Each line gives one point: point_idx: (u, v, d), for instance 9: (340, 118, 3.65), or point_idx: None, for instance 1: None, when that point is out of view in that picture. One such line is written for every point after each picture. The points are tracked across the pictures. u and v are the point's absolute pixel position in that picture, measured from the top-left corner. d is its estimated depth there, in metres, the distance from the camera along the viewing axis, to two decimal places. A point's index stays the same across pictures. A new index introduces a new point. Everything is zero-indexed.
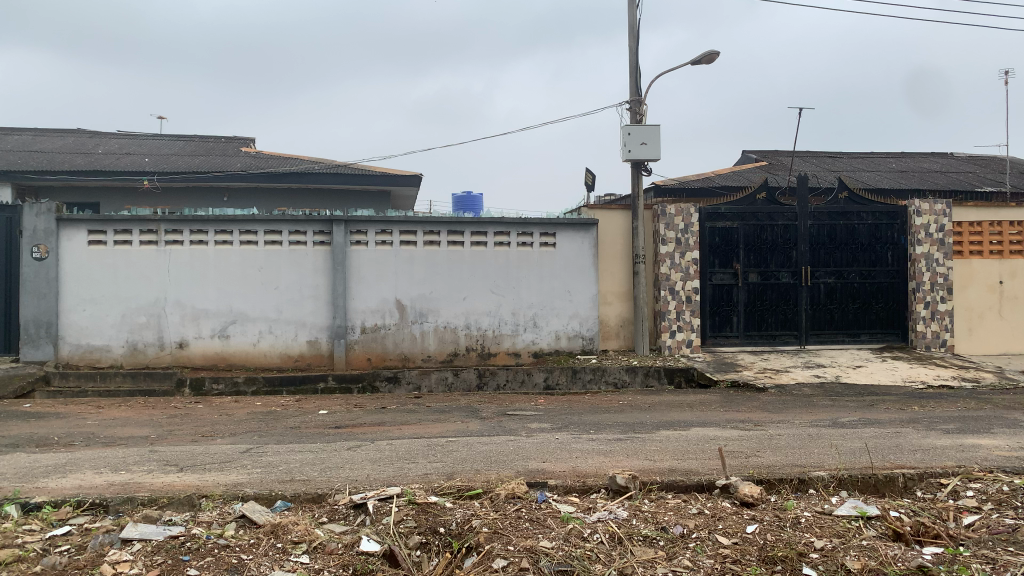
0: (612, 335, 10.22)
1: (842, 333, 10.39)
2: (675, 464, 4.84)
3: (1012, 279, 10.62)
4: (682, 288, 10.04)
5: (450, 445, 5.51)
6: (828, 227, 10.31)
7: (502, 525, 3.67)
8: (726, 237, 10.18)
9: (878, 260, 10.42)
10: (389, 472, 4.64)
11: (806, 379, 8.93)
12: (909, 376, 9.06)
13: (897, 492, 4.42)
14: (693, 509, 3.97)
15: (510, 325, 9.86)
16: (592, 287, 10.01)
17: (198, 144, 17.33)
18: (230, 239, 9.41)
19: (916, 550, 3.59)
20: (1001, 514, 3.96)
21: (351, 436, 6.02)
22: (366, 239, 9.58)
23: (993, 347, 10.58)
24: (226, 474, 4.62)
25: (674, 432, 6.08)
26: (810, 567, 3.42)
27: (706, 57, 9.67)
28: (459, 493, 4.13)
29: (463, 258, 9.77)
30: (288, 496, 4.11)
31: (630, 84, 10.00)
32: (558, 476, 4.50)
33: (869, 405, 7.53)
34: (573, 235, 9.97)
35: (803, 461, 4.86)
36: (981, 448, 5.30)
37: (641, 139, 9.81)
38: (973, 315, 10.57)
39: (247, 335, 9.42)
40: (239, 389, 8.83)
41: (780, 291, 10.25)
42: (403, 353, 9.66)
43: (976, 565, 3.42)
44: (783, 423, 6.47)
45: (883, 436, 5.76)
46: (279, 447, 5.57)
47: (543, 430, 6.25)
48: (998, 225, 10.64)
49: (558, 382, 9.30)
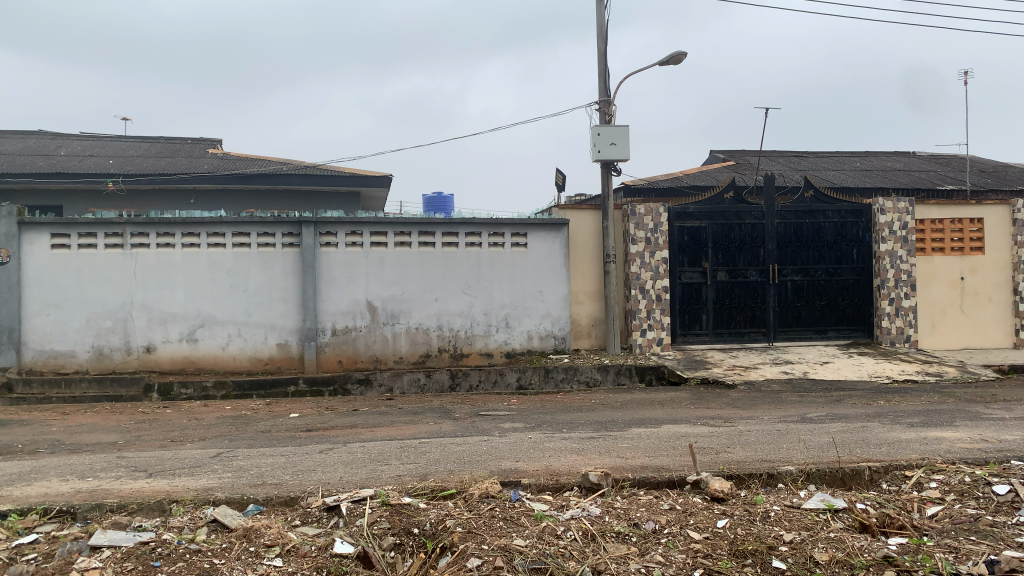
0: (585, 334, 10.28)
1: (810, 329, 10.55)
2: (647, 461, 4.88)
3: (973, 274, 10.87)
4: (652, 287, 10.12)
5: (424, 446, 5.52)
6: (795, 225, 10.48)
7: (476, 524, 3.68)
8: (695, 236, 10.31)
9: (843, 257, 10.60)
10: (363, 474, 4.63)
11: (775, 375, 9.05)
12: (874, 371, 9.22)
13: (863, 484, 4.51)
14: (665, 505, 4.01)
15: (482, 325, 9.87)
16: (563, 287, 10.07)
17: (163, 145, 17.05)
18: (198, 242, 9.30)
19: (882, 541, 3.67)
20: (963, 504, 4.06)
21: (323, 439, 5.99)
22: (335, 240, 9.52)
23: (954, 342, 10.83)
24: (197, 479, 4.57)
25: (646, 429, 6.13)
26: (779, 560, 3.47)
27: (674, 58, 9.77)
28: (433, 493, 4.14)
29: (434, 259, 9.76)
30: (260, 499, 4.08)
31: (599, 84, 10.07)
32: (532, 475, 4.53)
33: (838, 401, 7.64)
34: (545, 236, 10.03)
35: (773, 457, 4.93)
36: (945, 440, 5.43)
37: (610, 139, 9.87)
38: (936, 310, 10.80)
39: (216, 338, 9.31)
40: (209, 393, 8.72)
41: (748, 289, 10.40)
42: (375, 355, 9.62)
43: (939, 555, 3.49)
44: (751, 419, 6.57)
45: (850, 430, 5.87)
46: (251, 451, 5.53)
47: (516, 430, 6.29)
48: (959, 222, 10.86)
49: (532, 382, 9.30)
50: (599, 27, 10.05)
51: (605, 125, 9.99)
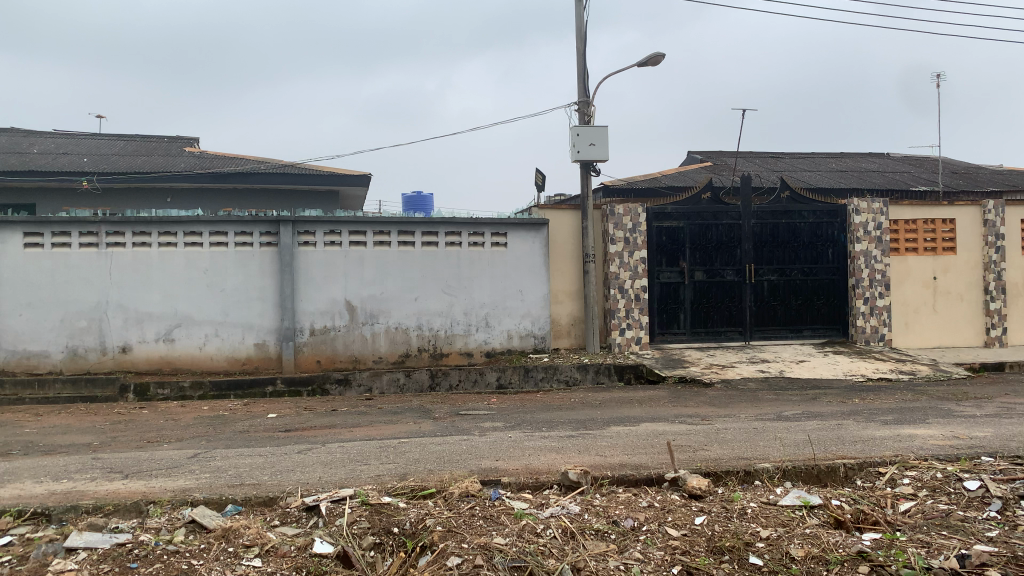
0: (564, 333, 10.32)
1: (786, 328, 10.66)
2: (626, 459, 4.92)
3: (945, 274, 11.05)
4: (631, 287, 10.17)
5: (403, 446, 5.52)
6: (771, 226, 10.59)
7: (456, 523, 3.69)
8: (673, 236, 10.38)
9: (819, 258, 10.72)
10: (342, 474, 4.62)
11: (752, 374, 9.14)
12: (850, 369, 9.34)
13: (838, 481, 4.57)
14: (643, 503, 4.04)
15: (461, 325, 9.87)
16: (543, 286, 10.10)
17: (139, 143, 16.87)
18: (175, 241, 9.22)
19: (857, 536, 3.72)
20: (935, 500, 4.13)
21: (302, 439, 5.97)
22: (314, 240, 9.48)
23: (927, 341, 11.00)
24: (174, 480, 4.54)
25: (625, 428, 6.17)
26: (756, 556, 3.51)
27: (652, 59, 9.84)
28: (413, 492, 4.14)
29: (413, 259, 9.75)
30: (239, 499, 4.06)
31: (578, 85, 10.11)
32: (512, 473, 4.54)
33: (813, 399, 7.73)
34: (525, 235, 10.05)
35: (749, 454, 4.99)
36: (918, 438, 5.52)
37: (589, 139, 9.91)
38: (910, 310, 10.96)
39: (193, 338, 9.24)
40: (186, 394, 8.65)
41: (725, 288, 10.50)
42: (353, 355, 9.58)
43: (912, 550, 3.55)
44: (729, 418, 6.63)
45: (825, 428, 5.95)
46: (229, 451, 5.50)
47: (496, 429, 6.30)
48: (932, 222, 11.03)
49: (511, 381, 9.31)
50: (578, 27, 10.09)
51: (584, 125, 10.03)
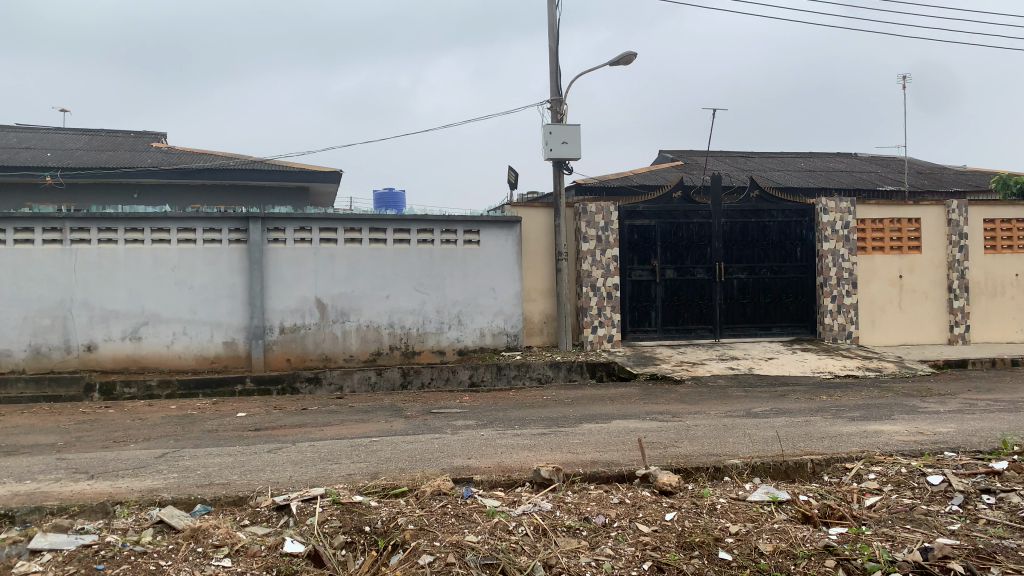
0: (537, 331, 10.35)
1: (755, 326, 10.79)
2: (598, 456, 4.95)
3: (911, 272, 11.25)
4: (603, 285, 10.23)
5: (375, 445, 5.50)
6: (741, 225, 10.70)
7: (428, 521, 3.69)
8: (645, 235, 10.45)
9: (788, 256, 10.86)
10: (313, 473, 4.59)
11: (721, 371, 9.24)
12: (817, 367, 9.48)
13: (806, 476, 4.64)
14: (614, 499, 4.07)
15: (434, 323, 9.85)
16: (515, 284, 10.11)
17: (105, 138, 16.58)
18: (141, 238, 9.09)
19: (823, 531, 3.78)
20: (900, 494, 4.21)
21: (272, 438, 5.92)
22: (284, 237, 9.40)
23: (893, 338, 11.19)
24: (141, 480, 4.48)
25: (596, 425, 6.20)
26: (725, 551, 3.55)
27: (624, 58, 9.89)
28: (385, 491, 4.13)
29: (385, 256, 9.70)
30: (208, 499, 4.02)
31: (550, 83, 10.13)
32: (484, 471, 4.55)
33: (782, 396, 7.84)
34: (497, 233, 10.05)
35: (719, 450, 5.04)
36: (883, 433, 5.62)
37: (562, 138, 9.93)
38: (876, 307, 11.14)
39: (160, 337, 9.11)
40: (153, 393, 8.53)
41: (695, 286, 10.60)
42: (324, 353, 9.52)
43: (877, 543, 3.61)
44: (699, 414, 6.70)
45: (794, 424, 6.03)
46: (198, 450, 5.44)
47: (468, 427, 6.30)
48: (898, 222, 11.22)
49: (484, 379, 9.30)
50: (550, 26, 10.10)
51: (557, 123, 10.05)
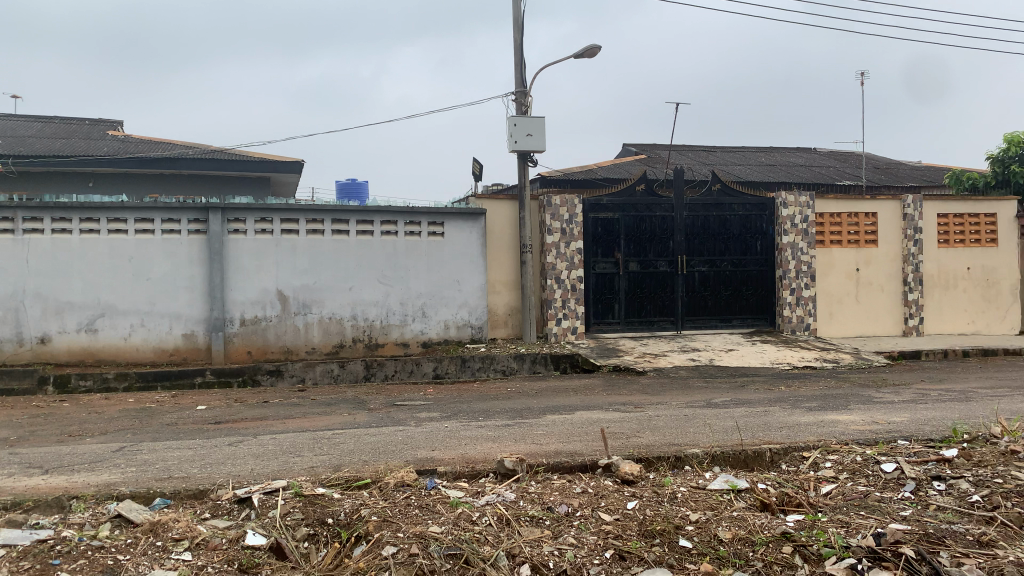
0: (501, 323, 10.37)
1: (716, 318, 10.94)
2: (561, 447, 4.99)
3: (867, 266, 11.49)
4: (567, 277, 10.29)
5: (338, 437, 5.47)
6: (703, 218, 10.83)
7: (391, 513, 3.69)
8: (608, 228, 10.52)
9: (748, 249, 11.02)
10: (275, 466, 4.55)
11: (683, 362, 9.36)
12: (776, 358, 9.65)
13: (764, 465, 4.74)
14: (577, 489, 4.11)
15: (397, 315, 9.81)
16: (479, 276, 10.11)
17: (58, 126, 16.17)
18: (97, 228, 8.87)
19: (781, 518, 3.86)
20: (855, 482, 4.32)
21: (233, 431, 5.85)
22: (245, 228, 9.26)
23: (850, 330, 11.43)
24: (98, 474, 4.40)
25: (560, 416, 6.25)
26: (686, 539, 3.61)
27: (588, 51, 9.92)
28: (348, 483, 4.12)
29: (348, 248, 9.63)
30: (167, 493, 3.97)
31: (515, 75, 10.12)
32: (448, 463, 4.55)
33: (742, 386, 7.97)
34: (462, 225, 10.03)
35: (680, 440, 5.12)
36: (840, 423, 5.75)
37: (527, 130, 9.94)
38: (834, 300, 11.36)
39: (118, 329, 8.94)
40: (110, 385, 8.36)
41: (658, 279, 10.71)
42: (286, 346, 9.43)
43: (832, 529, 3.70)
44: (661, 405, 6.79)
45: (753, 414, 6.15)
46: (157, 444, 5.35)
47: (432, 419, 6.30)
48: (856, 216, 11.45)
49: (448, 371, 9.28)
50: (515, 17, 10.09)
51: (521, 115, 10.05)
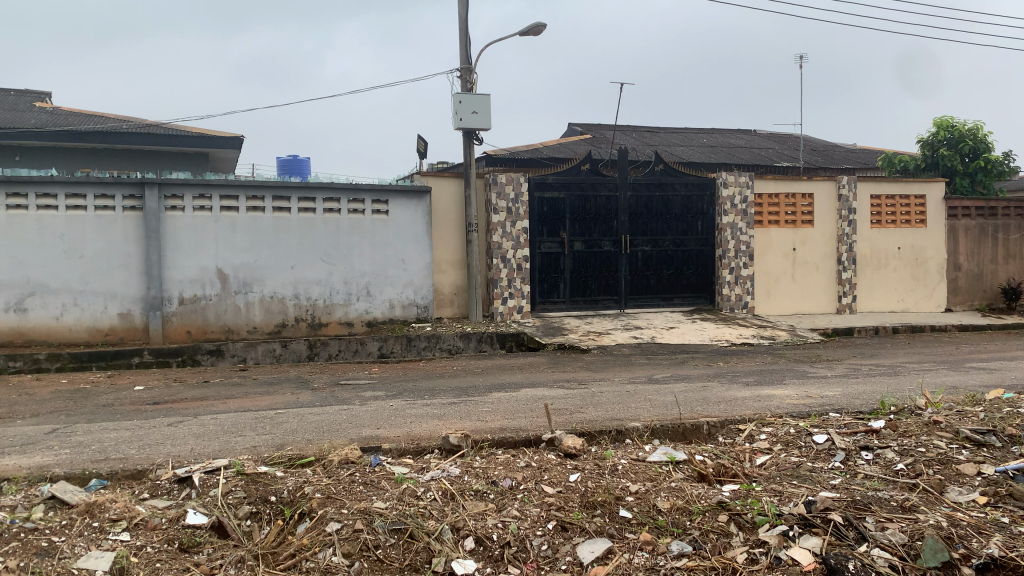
0: (447, 302, 10.38)
1: (658, 297, 11.14)
2: (506, 423, 5.04)
3: (804, 245, 11.82)
4: (513, 256, 10.32)
5: (280, 417, 5.42)
6: (646, 198, 10.96)
7: (335, 490, 3.68)
8: (553, 207, 10.58)
9: (689, 229, 11.23)
10: (216, 446, 4.49)
11: (626, 340, 9.51)
12: (715, 335, 9.88)
13: (702, 438, 4.87)
14: (521, 463, 4.17)
15: (341, 294, 9.71)
16: (424, 255, 10.06)
17: None
18: (24, 204, 8.48)
19: (717, 488, 3.98)
20: (788, 452, 4.48)
21: (172, 412, 5.74)
22: (182, 205, 9.02)
23: (786, 308, 11.77)
24: (30, 457, 4.28)
25: (505, 393, 6.30)
26: (626, 509, 3.70)
27: (533, 28, 9.90)
28: (291, 461, 4.09)
29: (290, 226, 9.47)
30: (104, 474, 3.89)
31: (460, 51, 10.04)
32: (392, 440, 4.56)
33: (682, 363, 8.15)
34: (406, 203, 9.96)
35: (622, 415, 5.22)
36: (775, 397, 5.94)
37: (472, 107, 9.89)
38: (771, 279, 11.67)
39: (49, 308, 8.64)
40: (41, 366, 8.09)
41: (602, 258, 10.83)
42: (226, 325, 9.27)
43: (765, 498, 3.84)
44: (603, 382, 6.90)
45: (692, 390, 6.30)
46: (93, 425, 5.22)
47: (377, 398, 6.28)
48: (793, 197, 11.74)
49: (393, 350, 9.26)
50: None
51: (467, 93, 9.99)
